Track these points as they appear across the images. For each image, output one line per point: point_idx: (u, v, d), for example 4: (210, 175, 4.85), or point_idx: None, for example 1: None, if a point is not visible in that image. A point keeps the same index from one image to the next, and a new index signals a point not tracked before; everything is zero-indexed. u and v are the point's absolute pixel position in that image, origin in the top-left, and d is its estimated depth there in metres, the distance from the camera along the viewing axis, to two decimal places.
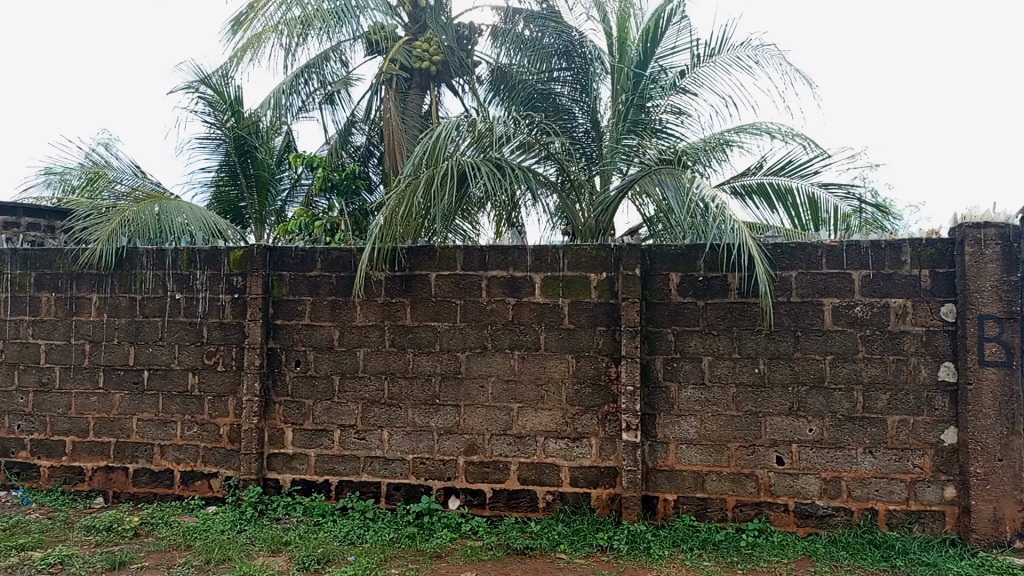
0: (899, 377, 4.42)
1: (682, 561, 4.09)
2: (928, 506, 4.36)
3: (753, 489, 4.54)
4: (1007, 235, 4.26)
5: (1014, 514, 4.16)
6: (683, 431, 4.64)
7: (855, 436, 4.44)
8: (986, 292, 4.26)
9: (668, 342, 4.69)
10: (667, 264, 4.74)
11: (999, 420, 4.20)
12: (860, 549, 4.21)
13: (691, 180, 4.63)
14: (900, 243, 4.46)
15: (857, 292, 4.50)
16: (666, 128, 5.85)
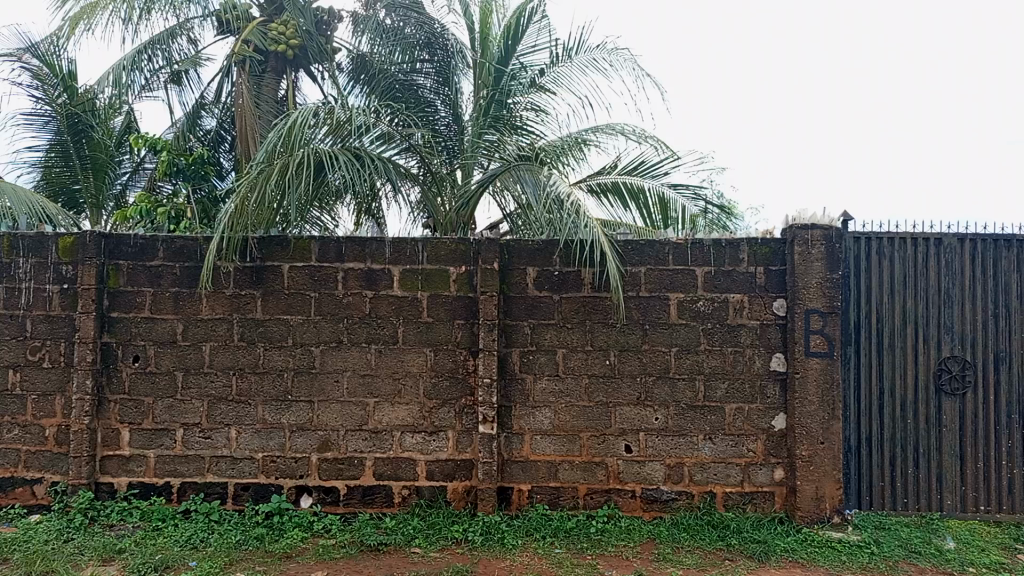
0: (736, 367, 4.72)
1: (534, 549, 4.18)
2: (759, 487, 4.69)
3: (603, 477, 4.71)
4: (830, 236, 4.65)
5: (833, 492, 4.55)
6: (537, 422, 4.74)
7: (697, 423, 4.70)
8: (812, 288, 4.63)
9: (524, 335, 4.78)
10: (524, 259, 4.82)
11: (821, 406, 4.57)
12: (699, 530, 4.46)
13: (548, 178, 4.73)
14: (739, 242, 4.76)
15: (699, 287, 4.76)
16: (526, 125, 5.93)
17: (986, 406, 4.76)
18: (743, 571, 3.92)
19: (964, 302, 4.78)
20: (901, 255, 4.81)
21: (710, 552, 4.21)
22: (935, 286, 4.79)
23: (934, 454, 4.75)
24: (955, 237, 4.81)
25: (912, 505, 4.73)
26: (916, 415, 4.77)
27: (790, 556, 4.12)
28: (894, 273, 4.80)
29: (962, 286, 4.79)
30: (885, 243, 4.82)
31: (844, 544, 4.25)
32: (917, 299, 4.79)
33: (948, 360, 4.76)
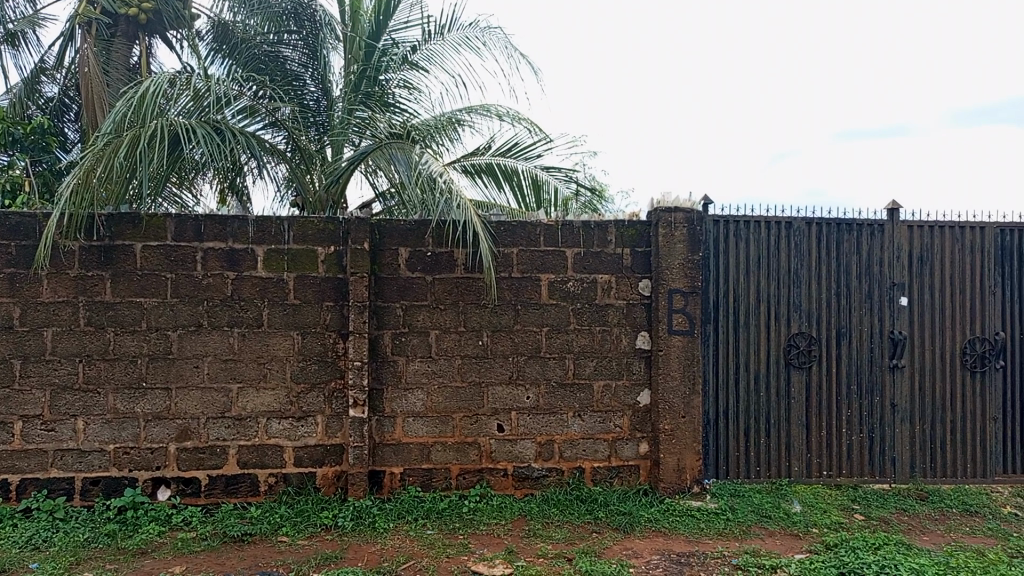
0: (604, 345, 4.85)
1: (406, 532, 4.16)
2: (625, 461, 4.86)
3: (475, 457, 4.74)
4: (692, 219, 4.86)
5: (693, 463, 4.80)
6: (410, 404, 4.70)
7: (567, 400, 4.81)
8: (674, 268, 4.82)
9: (395, 316, 4.71)
10: (396, 239, 4.74)
11: (682, 381, 4.79)
12: (568, 504, 4.58)
13: (422, 157, 4.69)
14: (607, 224, 4.88)
15: (569, 268, 4.85)
16: (399, 103, 5.78)
17: (829, 378, 5.12)
18: (609, 542, 4.05)
19: (810, 282, 5.11)
20: (756, 237, 5.09)
21: (578, 526, 4.32)
22: (785, 267, 5.10)
23: (783, 424, 5.08)
24: (804, 221, 5.12)
25: (763, 472, 5.05)
26: (768, 388, 5.08)
27: (653, 526, 4.31)
28: (749, 254, 5.07)
29: (809, 267, 5.12)
30: (742, 226, 5.08)
31: (702, 512, 4.49)
32: (769, 279, 5.09)
33: (796, 336, 5.09)
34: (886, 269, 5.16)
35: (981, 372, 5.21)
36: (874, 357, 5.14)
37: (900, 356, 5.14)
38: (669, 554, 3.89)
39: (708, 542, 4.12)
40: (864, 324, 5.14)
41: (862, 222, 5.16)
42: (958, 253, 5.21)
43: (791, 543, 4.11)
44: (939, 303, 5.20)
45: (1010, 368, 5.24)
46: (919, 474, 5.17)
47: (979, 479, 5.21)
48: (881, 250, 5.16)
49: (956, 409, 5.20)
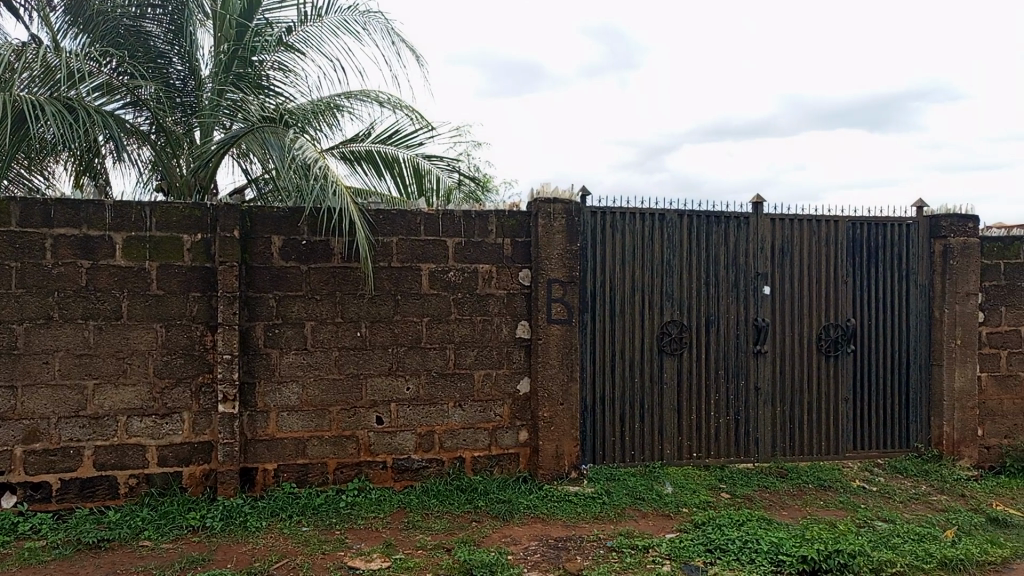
0: (484, 335, 4.86)
1: (280, 530, 4.03)
2: (505, 450, 4.89)
3: (353, 450, 4.64)
4: (570, 210, 4.93)
5: (570, 449, 4.89)
6: (284, 399, 4.54)
7: (447, 391, 4.79)
8: (553, 259, 4.89)
9: (268, 307, 4.53)
10: (268, 227, 4.55)
11: (561, 369, 4.87)
12: (448, 495, 4.56)
13: (296, 143, 4.52)
14: (487, 214, 4.88)
15: (450, 257, 4.82)
16: (272, 85, 5.59)
17: (699, 364, 5.34)
18: (488, 531, 4.07)
19: (682, 272, 5.31)
20: (631, 229, 5.22)
21: (458, 515, 4.32)
22: (658, 258, 5.27)
23: (656, 409, 5.26)
24: (676, 214, 5.30)
25: (638, 456, 5.23)
26: (643, 375, 5.24)
27: (532, 513, 4.36)
28: (625, 244, 5.20)
29: (681, 258, 5.31)
30: (618, 218, 5.20)
31: (579, 497, 4.58)
32: (643, 269, 5.24)
33: (669, 324, 5.27)
34: (751, 260, 5.42)
35: (835, 357, 5.58)
36: (739, 343, 5.41)
37: (763, 342, 5.43)
38: (547, 540, 3.95)
39: (585, 526, 4.21)
40: (731, 312, 5.39)
41: (729, 215, 5.40)
42: (815, 245, 5.54)
43: (662, 523, 4.27)
44: (798, 292, 5.52)
45: (860, 352, 5.63)
46: (779, 453, 5.49)
47: (832, 455, 5.59)
48: (746, 242, 5.42)
49: (813, 391, 5.55)
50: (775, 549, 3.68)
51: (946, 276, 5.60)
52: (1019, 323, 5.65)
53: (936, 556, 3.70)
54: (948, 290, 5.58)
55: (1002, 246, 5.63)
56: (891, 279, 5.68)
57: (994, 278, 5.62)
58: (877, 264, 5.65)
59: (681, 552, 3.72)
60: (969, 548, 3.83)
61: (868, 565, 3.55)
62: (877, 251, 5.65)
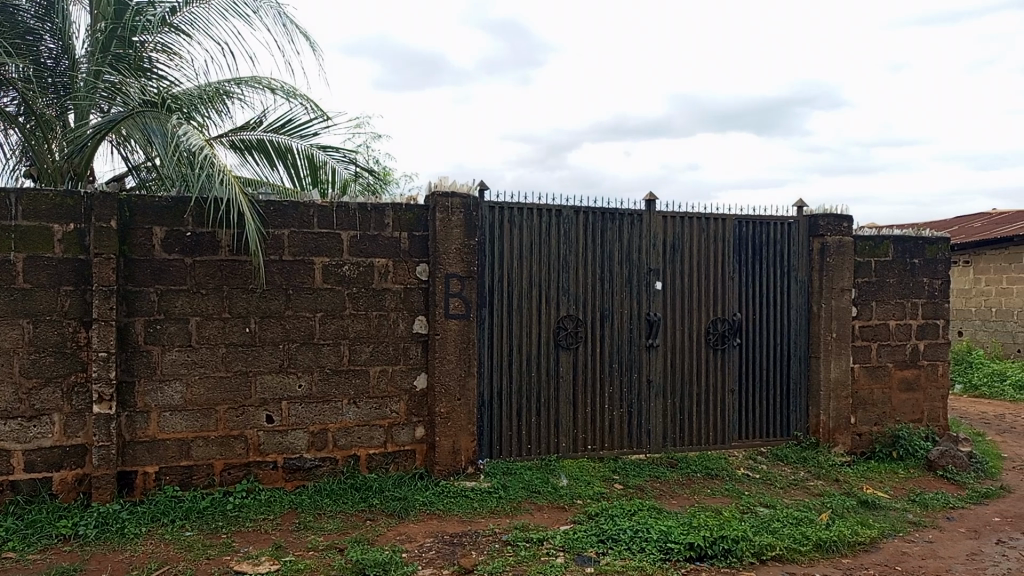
0: (380, 331, 4.78)
1: (161, 535, 3.84)
2: (401, 447, 4.82)
3: (241, 450, 4.47)
4: (467, 204, 4.91)
5: (467, 445, 4.88)
6: (166, 398, 4.33)
7: (341, 388, 4.68)
8: (451, 253, 4.86)
9: (149, 302, 4.31)
10: (149, 217, 4.32)
11: (458, 365, 4.85)
12: (342, 494, 4.47)
13: (180, 129, 4.31)
14: (384, 207, 4.79)
15: (345, 251, 4.71)
16: (156, 68, 5.31)
17: (593, 358, 5.43)
18: (382, 529, 4.01)
19: (578, 268, 5.39)
20: (529, 224, 5.25)
21: (352, 515, 4.23)
22: (555, 253, 5.32)
23: (553, 403, 5.31)
24: (572, 210, 5.36)
25: (534, 450, 5.27)
26: (540, 369, 5.29)
27: (427, 510, 4.33)
28: (522, 240, 5.22)
29: (577, 254, 5.39)
30: (516, 212, 5.21)
31: (475, 492, 4.58)
32: (540, 264, 5.28)
33: (565, 319, 5.34)
34: (644, 256, 5.56)
35: (722, 350, 5.81)
36: (632, 337, 5.54)
37: (655, 336, 5.58)
38: (442, 536, 3.93)
39: (481, 520, 4.21)
40: (625, 307, 5.51)
41: (624, 213, 5.51)
42: (704, 242, 5.74)
43: (557, 516, 4.32)
44: (687, 287, 5.70)
45: (745, 345, 5.87)
46: (670, 444, 5.66)
47: (719, 445, 5.82)
48: (639, 238, 5.55)
49: (702, 383, 5.75)
50: (664, 537, 3.79)
51: (823, 273, 5.91)
52: (888, 317, 6.04)
53: (812, 538, 3.90)
54: (825, 286, 5.89)
55: (873, 245, 5.99)
56: (774, 275, 5.95)
57: (866, 275, 5.97)
58: (760, 261, 5.91)
59: (574, 544, 3.77)
60: (841, 530, 4.06)
61: (750, 549, 3.71)
62: (761, 248, 5.91)
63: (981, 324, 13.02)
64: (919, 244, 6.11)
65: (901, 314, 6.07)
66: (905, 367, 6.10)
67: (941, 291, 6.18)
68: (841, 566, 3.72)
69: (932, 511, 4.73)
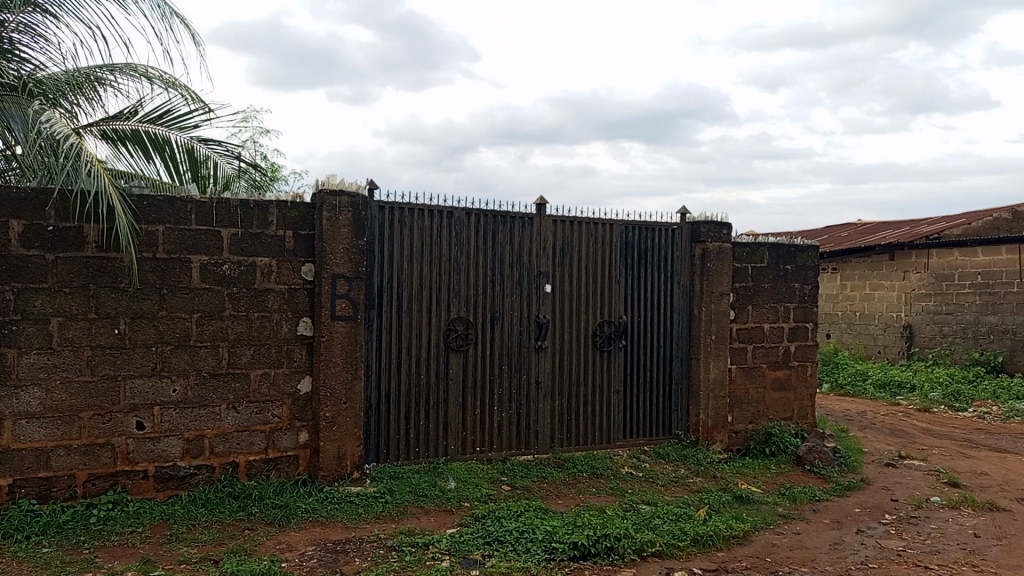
0: (262, 333, 4.61)
1: (14, 553, 3.56)
2: (283, 452, 4.67)
3: (108, 460, 4.20)
4: (356, 204, 4.80)
5: (353, 450, 4.78)
6: (23, 405, 4.03)
7: (219, 392, 4.48)
8: (338, 253, 4.75)
9: (4, 302, 4.00)
10: (6, 210, 4.00)
11: (345, 367, 4.75)
12: (219, 503, 4.28)
13: (44, 117, 4.03)
14: (267, 205, 4.63)
15: (224, 250, 4.51)
16: (17, 51, 4.95)
17: (483, 360, 5.44)
18: (261, 539, 3.86)
19: (468, 270, 5.37)
20: (419, 225, 5.19)
21: (229, 524, 4.06)
22: (446, 255, 5.29)
23: (442, 406, 5.28)
24: (463, 211, 5.34)
25: (422, 453, 5.22)
26: (429, 372, 5.24)
27: (310, 517, 4.20)
28: (413, 241, 5.16)
29: (468, 256, 5.37)
30: (407, 213, 5.15)
31: (361, 497, 4.49)
32: (431, 266, 5.24)
33: (455, 321, 5.31)
34: (534, 259, 5.61)
35: (608, 351, 5.94)
36: (522, 339, 5.58)
37: (544, 338, 5.64)
38: (325, 544, 3.83)
39: (365, 526, 4.13)
40: (514, 309, 5.55)
41: (514, 215, 5.54)
42: (592, 246, 5.85)
43: (444, 519, 4.29)
44: (576, 290, 5.80)
45: (630, 347, 6.03)
46: (557, 444, 5.74)
47: (604, 444, 5.95)
48: (530, 242, 5.60)
49: (589, 384, 5.86)
50: (549, 537, 3.83)
51: (704, 277, 6.16)
52: (763, 321, 6.34)
53: (690, 534, 4.04)
54: (705, 290, 6.14)
55: (750, 251, 6.28)
56: (658, 279, 6.14)
57: (744, 281, 6.25)
58: (645, 265, 6.08)
59: (460, 547, 3.75)
60: (717, 525, 4.22)
61: (631, 547, 3.80)
62: (646, 253, 6.08)
63: (846, 327, 13.92)
64: (791, 251, 6.46)
65: (774, 317, 6.39)
66: (778, 368, 6.43)
67: (810, 296, 6.56)
68: (716, 559, 3.86)
69: (800, 504, 5.00)
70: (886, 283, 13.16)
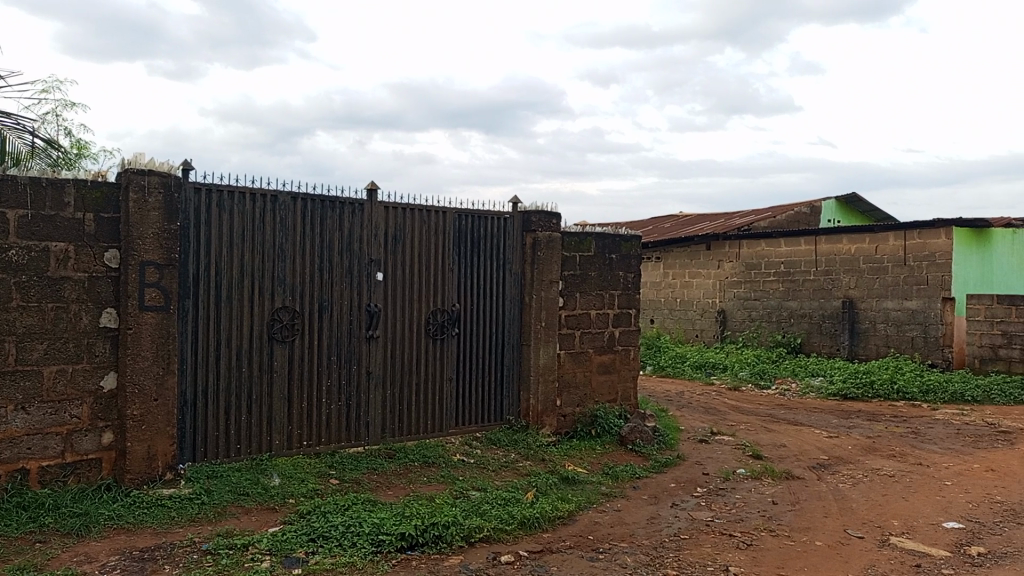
0: (57, 325, 4.21)
1: None
2: (83, 456, 4.28)
3: None
4: (168, 185, 4.46)
5: (165, 449, 4.47)
6: None
7: (4, 392, 4.04)
8: (147, 238, 4.39)
9: None
10: None
11: (156, 362, 4.42)
12: (5, 515, 3.84)
13: None
14: (63, 183, 4.21)
15: (11, 233, 4.06)
16: None
17: (310, 351, 5.25)
18: (56, 552, 3.51)
19: (294, 257, 5.15)
20: (241, 209, 4.90)
21: (17, 538, 3.66)
22: (270, 241, 5.04)
23: (265, 399, 5.04)
24: (289, 196, 5.12)
25: (243, 450, 4.96)
26: (251, 364, 4.98)
27: (114, 524, 3.88)
28: (234, 226, 4.87)
29: (294, 242, 5.15)
30: (226, 196, 4.85)
31: (174, 500, 4.20)
32: (254, 253, 4.97)
33: (279, 311, 5.09)
34: (364, 246, 5.48)
35: (440, 339, 5.93)
36: (352, 329, 5.44)
37: (375, 327, 5.54)
38: (130, 552, 3.54)
39: (178, 531, 3.86)
40: (344, 298, 5.40)
41: (344, 201, 5.38)
42: (424, 233, 5.79)
43: (265, 518, 4.10)
44: (408, 278, 5.73)
45: (463, 335, 6.05)
46: (388, 435, 5.65)
47: (436, 432, 5.93)
48: (360, 229, 5.46)
49: (421, 373, 5.82)
50: (376, 529, 3.76)
51: (534, 266, 6.29)
52: (590, 308, 6.57)
53: (517, 517, 4.11)
54: (536, 278, 6.27)
55: (577, 241, 6.48)
56: (490, 267, 6.19)
57: (572, 269, 6.44)
58: (478, 253, 6.11)
59: (282, 546, 3.60)
60: (543, 507, 4.33)
61: (459, 534, 3.82)
62: (479, 242, 6.12)
63: (668, 312, 14.76)
64: (616, 240, 6.73)
65: (600, 304, 6.64)
66: (603, 352, 6.69)
67: (633, 284, 6.87)
68: (541, 540, 3.96)
69: (621, 482, 5.25)
70: (703, 271, 14.10)
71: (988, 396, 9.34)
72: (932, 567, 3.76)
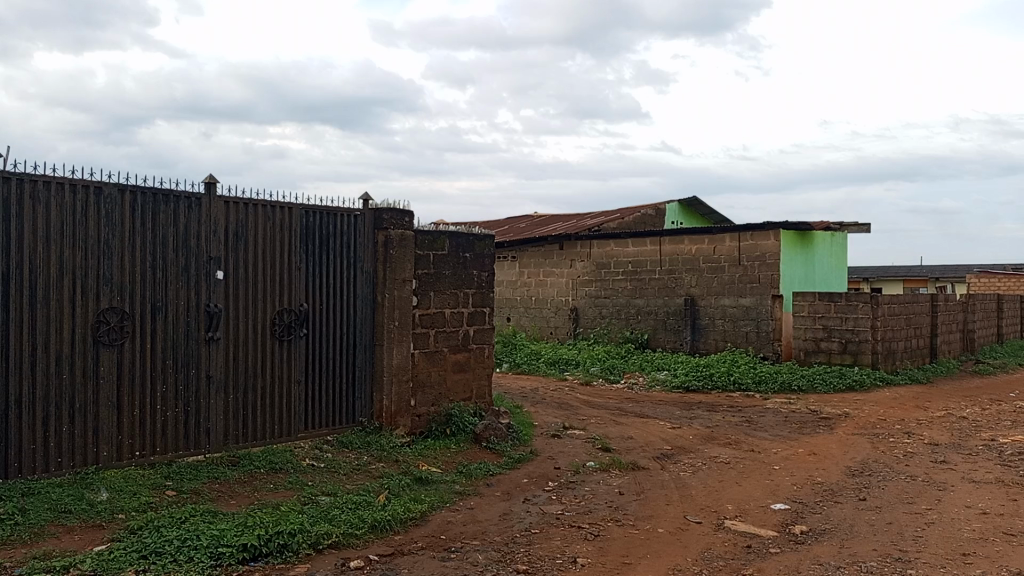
0: None
1: None
2: None
3: None
4: None
5: None
6: None
7: None
8: None
9: None
10: None
11: None
12: None
13: None
14: None
15: None
16: None
17: (142, 355, 4.89)
18: None
19: (123, 254, 4.78)
20: (59, 202, 4.50)
21: None
22: (95, 236, 4.65)
23: (90, 408, 4.65)
24: (116, 188, 4.74)
25: (65, 464, 4.55)
26: (73, 370, 4.57)
27: None
28: (51, 220, 4.46)
29: (122, 238, 4.77)
30: (41, 187, 4.42)
31: None
32: (76, 249, 4.56)
33: (106, 312, 4.70)
34: (203, 243, 5.17)
35: (287, 340, 5.70)
36: (189, 330, 5.12)
37: (216, 329, 5.24)
38: None
39: None
40: (180, 298, 5.07)
41: (180, 195, 5.05)
42: (270, 230, 5.55)
43: (90, 536, 3.77)
44: (251, 277, 5.47)
45: (311, 336, 5.85)
46: (231, 441, 5.38)
47: (285, 438, 5.70)
48: (198, 225, 5.14)
49: (266, 376, 5.58)
50: (214, 542, 3.56)
51: (387, 264, 6.19)
52: (444, 306, 6.55)
53: (369, 521, 4.02)
54: (388, 277, 6.18)
55: (431, 239, 6.43)
56: (340, 265, 6.02)
57: (426, 268, 6.39)
58: (327, 251, 5.94)
59: (108, 565, 3.32)
60: (395, 509, 4.26)
61: (306, 541, 3.69)
62: (328, 239, 5.94)
63: (523, 310, 14.97)
64: (470, 239, 6.74)
65: (454, 303, 6.63)
66: (457, 351, 6.68)
67: (486, 283, 6.91)
68: (392, 544, 3.89)
69: (474, 480, 5.26)
70: (557, 270, 14.43)
71: (812, 386, 10.16)
72: (761, 547, 4.02)
